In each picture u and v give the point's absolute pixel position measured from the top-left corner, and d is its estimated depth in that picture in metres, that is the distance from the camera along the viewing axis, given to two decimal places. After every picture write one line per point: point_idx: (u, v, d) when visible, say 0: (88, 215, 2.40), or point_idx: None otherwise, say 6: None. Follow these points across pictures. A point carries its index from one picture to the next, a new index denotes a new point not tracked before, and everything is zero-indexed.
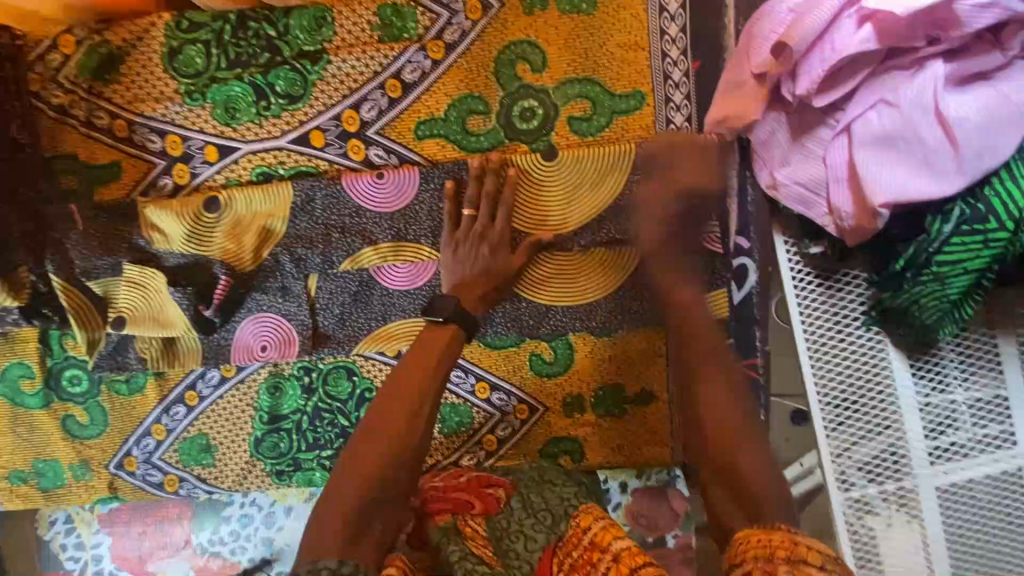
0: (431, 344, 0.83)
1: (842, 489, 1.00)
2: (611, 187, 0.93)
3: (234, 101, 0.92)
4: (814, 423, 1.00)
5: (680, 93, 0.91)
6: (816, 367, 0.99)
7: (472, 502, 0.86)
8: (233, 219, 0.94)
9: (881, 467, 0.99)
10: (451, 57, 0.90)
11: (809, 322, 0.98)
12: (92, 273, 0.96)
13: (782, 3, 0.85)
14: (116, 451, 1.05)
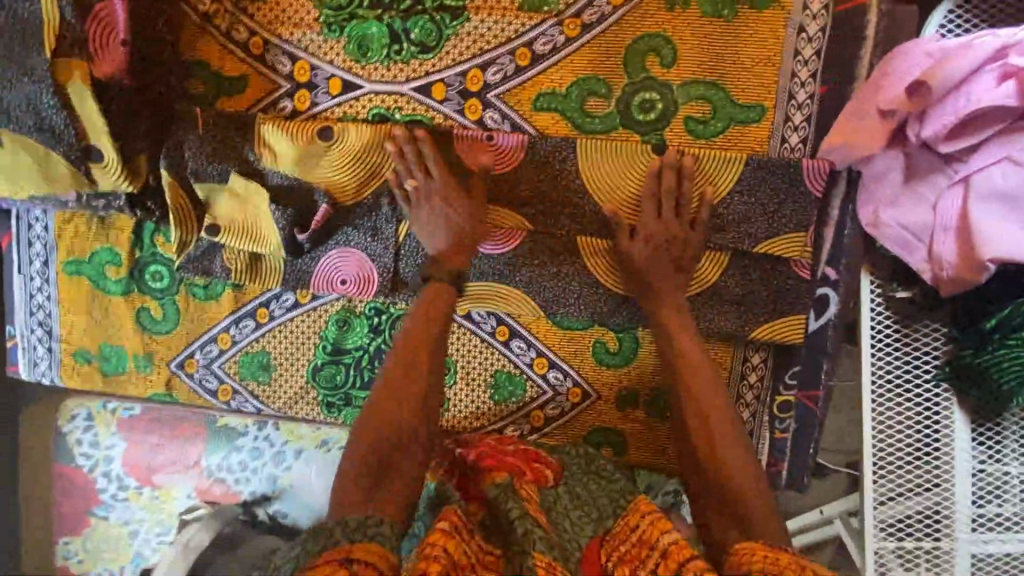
0: (435, 310, 0.93)
1: (877, 537, 0.99)
2: (714, 193, 0.94)
3: (369, 40, 0.95)
4: (863, 466, 0.99)
5: (801, 115, 0.92)
6: (876, 411, 0.98)
7: (525, 471, 0.90)
8: (343, 153, 0.98)
9: (921, 524, 0.98)
10: (585, 37, 0.92)
11: (879, 364, 0.98)
12: (198, 176, 0.99)
13: (922, 46, 0.86)
14: (180, 351, 1.08)
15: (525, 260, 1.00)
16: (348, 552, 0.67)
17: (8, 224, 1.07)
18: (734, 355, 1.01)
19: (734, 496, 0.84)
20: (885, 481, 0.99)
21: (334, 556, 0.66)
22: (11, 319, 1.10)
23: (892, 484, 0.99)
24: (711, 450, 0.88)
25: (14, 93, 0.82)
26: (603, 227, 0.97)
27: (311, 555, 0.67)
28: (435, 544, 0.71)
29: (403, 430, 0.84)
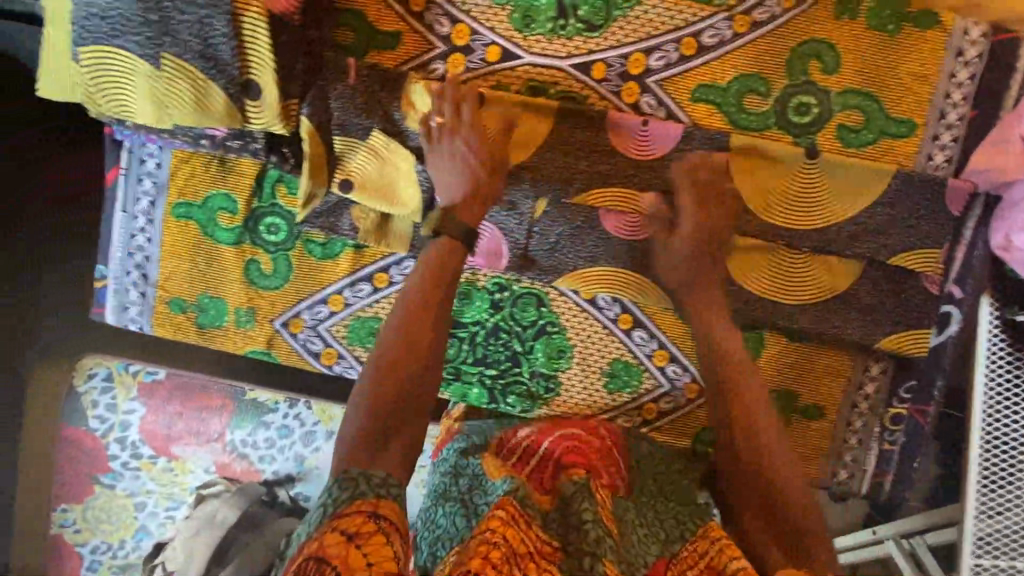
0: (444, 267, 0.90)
1: (973, 554, 1.01)
2: (856, 201, 0.96)
3: (535, 11, 0.93)
4: (967, 483, 1.00)
5: (949, 135, 0.94)
6: (984, 429, 0.99)
7: (600, 472, 0.85)
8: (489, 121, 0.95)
9: (1016, 543, 1.00)
10: (752, 34, 0.93)
11: (991, 384, 0.98)
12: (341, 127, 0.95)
13: None
14: (286, 309, 1.04)
15: (661, 249, 1.00)
16: (374, 507, 0.68)
17: (118, 157, 1.01)
18: (854, 364, 1.03)
19: (776, 500, 0.84)
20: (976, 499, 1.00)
21: (362, 507, 0.68)
22: (104, 259, 1.04)
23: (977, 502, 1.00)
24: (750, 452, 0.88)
25: (187, 16, 0.78)
26: (743, 224, 0.98)
27: (342, 504, 0.68)
28: (495, 531, 0.68)
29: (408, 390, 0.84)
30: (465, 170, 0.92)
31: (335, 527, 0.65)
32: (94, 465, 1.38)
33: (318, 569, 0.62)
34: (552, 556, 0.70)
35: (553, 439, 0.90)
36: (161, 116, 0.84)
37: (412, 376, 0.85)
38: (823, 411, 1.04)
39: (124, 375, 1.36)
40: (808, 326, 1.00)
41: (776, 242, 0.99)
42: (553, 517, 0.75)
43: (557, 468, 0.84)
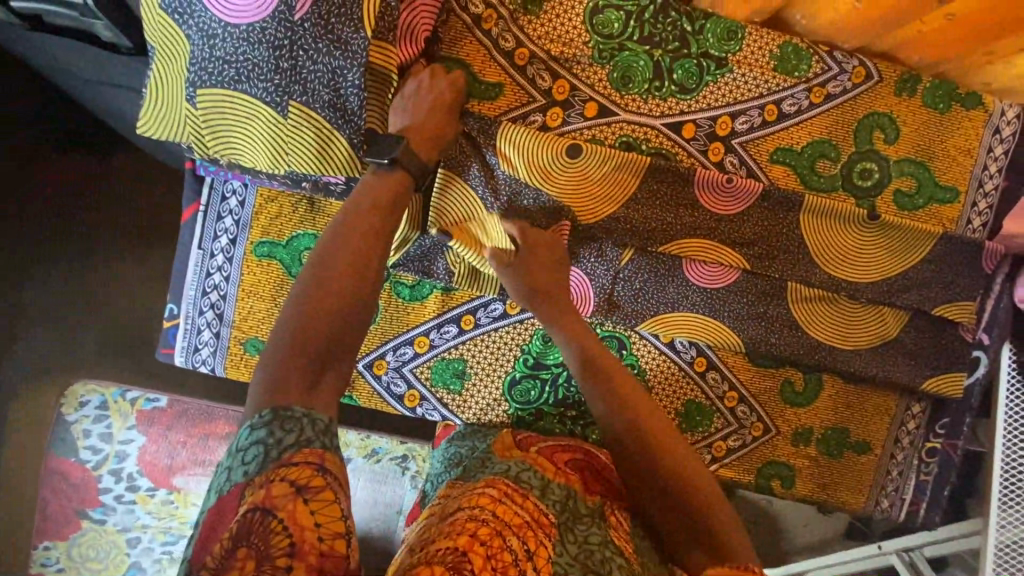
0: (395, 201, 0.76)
1: (994, 569, 1.08)
2: (909, 258, 1.06)
3: (633, 72, 0.99)
4: (990, 497, 1.07)
5: (986, 202, 1.07)
6: (1007, 452, 1.06)
7: (607, 488, 0.83)
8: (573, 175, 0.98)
9: None
10: (826, 105, 1.02)
11: (1013, 411, 1.06)
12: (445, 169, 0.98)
13: None
14: (372, 350, 1.07)
15: (735, 297, 1.07)
16: (322, 457, 0.58)
17: (199, 193, 0.99)
18: (898, 403, 1.14)
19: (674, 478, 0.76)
20: (1008, 520, 1.07)
21: (310, 458, 0.57)
22: (176, 297, 1.02)
23: (1011, 521, 1.07)
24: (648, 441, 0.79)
25: (318, 65, 0.78)
26: (811, 276, 1.06)
27: (289, 449, 0.57)
28: (483, 509, 0.65)
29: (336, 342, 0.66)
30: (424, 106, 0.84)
31: (278, 474, 0.55)
32: (83, 496, 1.32)
33: (264, 523, 0.52)
34: (549, 529, 0.67)
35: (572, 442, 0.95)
36: (276, 161, 0.82)
37: (341, 334, 0.67)
38: (869, 446, 1.14)
39: (119, 403, 1.33)
40: (862, 370, 1.10)
41: (839, 295, 1.07)
42: (553, 491, 0.74)
43: (555, 454, 0.89)
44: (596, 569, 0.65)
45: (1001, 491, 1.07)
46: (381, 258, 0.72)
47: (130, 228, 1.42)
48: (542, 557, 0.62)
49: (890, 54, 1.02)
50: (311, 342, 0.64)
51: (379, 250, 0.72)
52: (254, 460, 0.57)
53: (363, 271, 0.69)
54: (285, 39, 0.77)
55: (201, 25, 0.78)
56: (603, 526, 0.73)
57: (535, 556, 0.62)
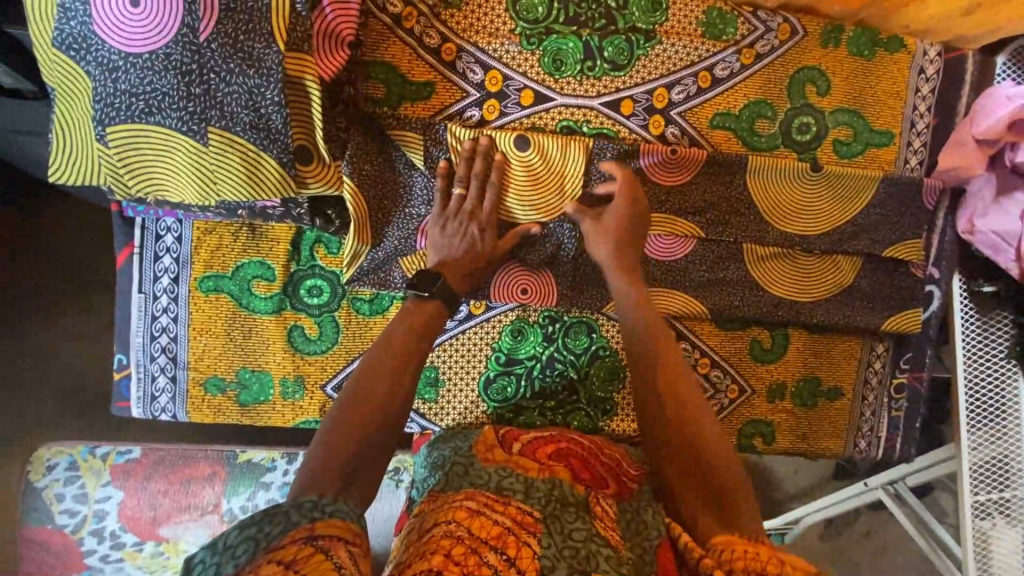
0: (427, 327, 0.89)
1: (971, 491, 1.12)
2: (851, 206, 1.09)
3: (564, 54, 0.97)
4: (959, 418, 1.13)
5: (920, 141, 1.10)
6: (969, 373, 1.14)
7: (604, 485, 0.83)
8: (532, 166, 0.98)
9: (999, 476, 1.12)
10: (758, 65, 1.03)
11: (968, 334, 1.15)
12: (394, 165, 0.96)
13: (1004, 91, 1.03)
14: (337, 372, 1.00)
15: (694, 267, 1.08)
16: (310, 530, 0.61)
17: (131, 235, 0.94)
18: (863, 347, 1.16)
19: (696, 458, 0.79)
20: (978, 440, 1.13)
21: (298, 536, 0.60)
22: (124, 346, 0.97)
23: (982, 441, 1.13)
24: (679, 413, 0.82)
25: (233, 87, 0.75)
26: (764, 235, 1.08)
27: (277, 536, 0.59)
28: (460, 524, 0.65)
29: (369, 448, 0.75)
30: (469, 240, 0.95)
31: (270, 558, 0.57)
32: (67, 562, 1.26)
33: None
34: (534, 526, 0.68)
35: (556, 432, 0.96)
36: (206, 194, 0.79)
37: (375, 443, 0.76)
38: (842, 392, 1.16)
39: (90, 461, 1.27)
40: (825, 319, 1.12)
41: (793, 249, 1.10)
42: (536, 488, 0.74)
43: (538, 448, 0.90)
44: (582, 566, 0.64)
45: (968, 413, 1.13)
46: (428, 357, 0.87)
47: (68, 282, 1.35)
48: (525, 557, 0.62)
49: (811, 7, 1.04)
50: (349, 444, 0.74)
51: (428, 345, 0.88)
52: (244, 553, 0.58)
53: (410, 377, 0.84)
54: (192, 63, 0.73)
55: (99, 58, 0.73)
56: (588, 518, 0.72)
57: (517, 561, 0.62)
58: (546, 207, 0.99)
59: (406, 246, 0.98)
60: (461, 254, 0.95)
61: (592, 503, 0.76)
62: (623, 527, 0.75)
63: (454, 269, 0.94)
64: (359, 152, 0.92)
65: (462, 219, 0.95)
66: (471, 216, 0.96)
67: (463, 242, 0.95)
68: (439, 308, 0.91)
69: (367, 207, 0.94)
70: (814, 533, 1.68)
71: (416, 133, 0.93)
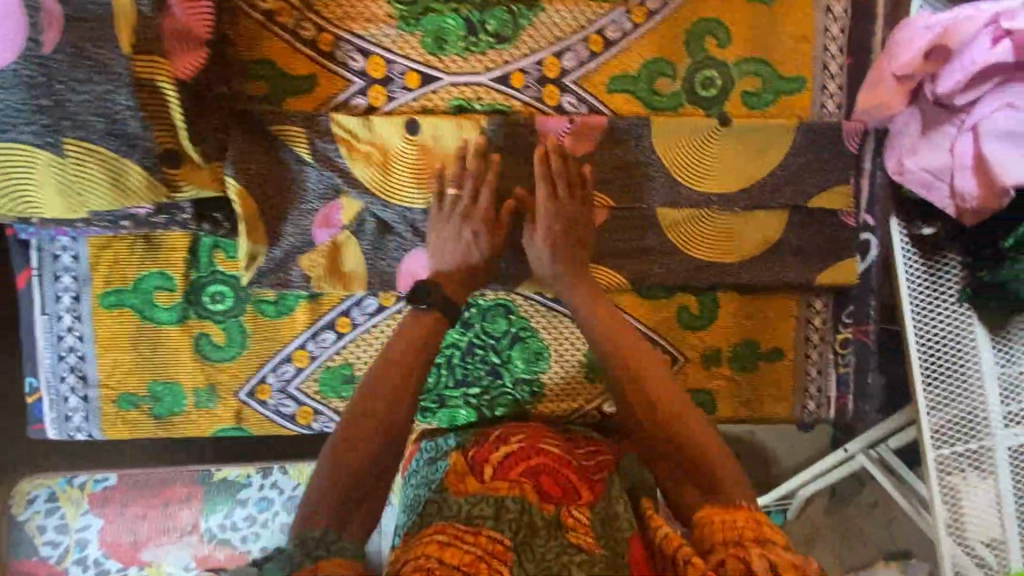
0: (426, 334, 0.88)
1: (935, 446, 1.15)
2: (770, 159, 1.05)
3: (445, 33, 0.95)
4: (915, 376, 1.14)
5: (836, 84, 1.05)
6: (919, 328, 1.13)
7: (580, 494, 0.78)
8: (482, 145, 0.95)
9: (962, 429, 1.15)
10: (651, 22, 0.99)
11: (914, 284, 1.13)
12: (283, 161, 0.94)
13: (923, 22, 1.01)
14: (250, 377, 0.99)
15: (608, 237, 1.05)
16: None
17: (28, 258, 0.95)
18: (800, 304, 1.11)
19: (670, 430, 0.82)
20: (938, 395, 1.14)
21: None
22: (34, 370, 0.97)
23: (941, 395, 1.14)
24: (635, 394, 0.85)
25: (83, 95, 0.75)
26: (679, 197, 1.04)
27: None
28: (430, 556, 0.67)
29: (383, 463, 0.77)
30: (467, 244, 0.94)
31: None
32: None
33: None
34: (506, 556, 0.68)
35: (524, 437, 0.88)
36: (76, 206, 0.80)
37: (379, 461, 0.77)
38: (783, 353, 1.11)
39: (68, 491, 1.24)
40: (755, 279, 1.08)
41: (710, 208, 1.06)
42: (506, 509, 0.73)
43: (506, 463, 0.83)
44: None
45: (922, 368, 1.14)
46: (420, 371, 0.86)
47: None
48: None
49: None
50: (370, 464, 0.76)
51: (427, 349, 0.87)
52: None
53: (407, 396, 0.83)
54: (39, 75, 0.73)
55: None
56: (560, 534, 0.71)
57: None
58: (440, 188, 0.97)
59: (304, 242, 0.96)
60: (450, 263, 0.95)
61: (565, 519, 0.73)
62: (597, 527, 0.73)
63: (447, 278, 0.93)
64: (241, 151, 0.91)
65: (453, 225, 0.94)
66: (465, 217, 0.95)
67: (457, 251, 0.94)
68: (440, 321, 0.90)
69: (258, 207, 0.93)
70: (817, 508, 1.57)
71: (298, 126, 0.92)
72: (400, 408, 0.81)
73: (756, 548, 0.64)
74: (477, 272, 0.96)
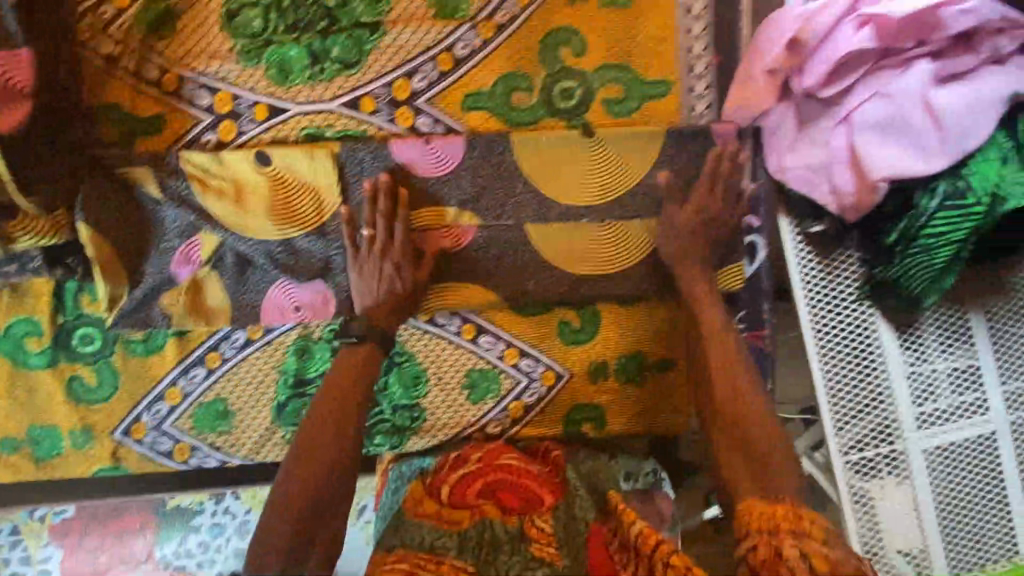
0: (360, 362, 0.93)
1: (843, 454, 1.10)
2: (639, 167, 1.02)
3: (289, 63, 0.95)
4: (816, 381, 1.08)
5: (704, 84, 1.02)
6: (819, 330, 1.07)
7: (539, 502, 1.01)
8: (391, 183, 0.96)
9: (875, 433, 1.09)
10: (500, 37, 0.97)
11: (811, 284, 1.06)
12: (138, 200, 0.95)
13: (791, 10, 0.96)
14: (124, 417, 1.00)
15: (481, 256, 1.02)
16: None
17: None
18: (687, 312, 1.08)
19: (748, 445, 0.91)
20: (844, 400, 1.08)
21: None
22: None
23: (847, 400, 1.09)
24: (719, 408, 0.95)
25: None
26: (547, 211, 1.02)
27: None
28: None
29: (332, 487, 0.86)
30: (393, 280, 0.96)
31: None
32: None
33: None
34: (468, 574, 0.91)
35: (483, 455, 1.04)
36: None
37: (329, 483, 0.86)
38: (673, 362, 1.08)
39: (29, 523, 1.19)
40: (634, 290, 1.05)
41: (580, 221, 1.02)
42: (467, 538, 0.96)
43: (470, 483, 1.02)
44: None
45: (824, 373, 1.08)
46: (365, 396, 0.92)
47: None
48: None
49: None
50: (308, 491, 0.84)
51: (362, 376, 0.93)
52: None
53: (352, 421, 0.90)
54: None
55: None
56: (522, 546, 0.96)
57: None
58: (301, 219, 0.97)
59: (165, 281, 0.97)
60: (386, 297, 0.96)
61: (529, 532, 0.98)
62: (556, 533, 0.98)
63: (378, 310, 0.96)
64: (92, 197, 0.92)
65: (374, 260, 0.96)
66: (384, 254, 0.96)
67: (385, 285, 0.96)
68: (372, 350, 0.94)
69: (114, 249, 0.94)
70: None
71: (148, 168, 0.94)
72: (346, 436, 0.89)
73: (789, 539, 0.78)
74: (404, 298, 0.98)
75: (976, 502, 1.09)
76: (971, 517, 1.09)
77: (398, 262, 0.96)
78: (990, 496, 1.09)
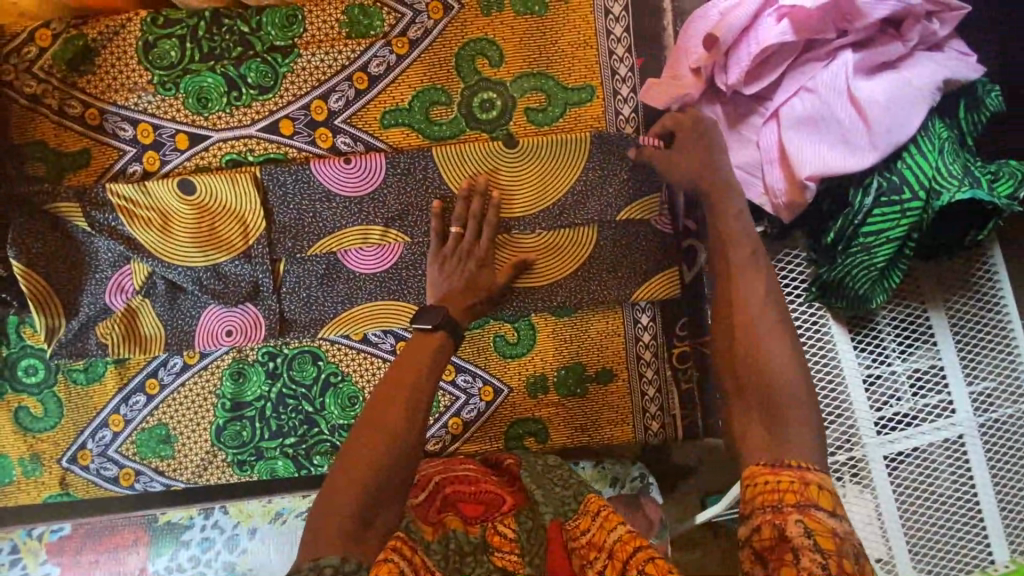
0: (425, 351, 0.83)
1: None
2: (565, 173, 0.99)
3: (207, 92, 0.97)
4: None
5: (627, 87, 1.00)
6: None
7: (504, 500, 0.82)
8: (471, 185, 0.97)
9: (831, 437, 0.99)
10: (414, 52, 0.98)
11: None
12: (70, 232, 0.97)
13: (713, 9, 0.93)
14: (70, 444, 1.03)
15: (408, 273, 1.00)
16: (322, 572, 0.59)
17: None
18: (625, 320, 1.05)
19: (779, 414, 0.66)
20: None
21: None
22: None
23: None
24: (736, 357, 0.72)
25: None
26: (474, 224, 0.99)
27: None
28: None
29: (383, 482, 0.69)
30: (456, 271, 0.95)
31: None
32: None
33: None
34: None
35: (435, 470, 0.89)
36: None
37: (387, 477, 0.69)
38: (614, 372, 1.05)
39: (29, 541, 1.06)
40: (568, 300, 1.02)
41: (508, 233, 1.00)
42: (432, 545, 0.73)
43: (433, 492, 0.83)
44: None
45: None
46: (430, 382, 0.80)
47: None
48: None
49: None
50: (363, 488, 0.67)
51: (437, 363, 0.82)
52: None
53: (418, 409, 0.76)
54: None
55: None
56: (486, 556, 0.74)
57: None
58: (226, 245, 0.97)
59: (99, 311, 0.99)
60: (458, 285, 0.94)
61: (492, 538, 0.76)
62: (522, 539, 0.76)
63: (459, 300, 0.92)
64: (22, 235, 0.95)
65: (452, 256, 0.96)
66: (462, 251, 0.96)
67: (469, 277, 0.95)
68: (446, 336, 0.86)
69: (47, 282, 0.96)
70: None
71: (72, 201, 0.95)
72: (410, 426, 0.74)
73: (793, 514, 0.58)
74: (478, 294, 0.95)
75: (949, 517, 0.96)
76: (945, 534, 0.96)
77: (481, 255, 0.97)
78: (968, 510, 0.96)
